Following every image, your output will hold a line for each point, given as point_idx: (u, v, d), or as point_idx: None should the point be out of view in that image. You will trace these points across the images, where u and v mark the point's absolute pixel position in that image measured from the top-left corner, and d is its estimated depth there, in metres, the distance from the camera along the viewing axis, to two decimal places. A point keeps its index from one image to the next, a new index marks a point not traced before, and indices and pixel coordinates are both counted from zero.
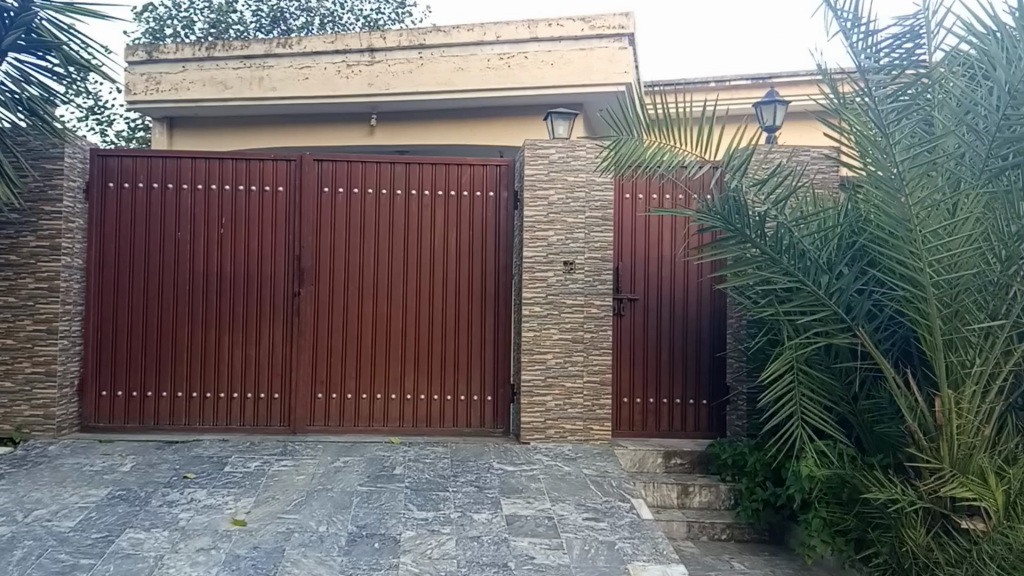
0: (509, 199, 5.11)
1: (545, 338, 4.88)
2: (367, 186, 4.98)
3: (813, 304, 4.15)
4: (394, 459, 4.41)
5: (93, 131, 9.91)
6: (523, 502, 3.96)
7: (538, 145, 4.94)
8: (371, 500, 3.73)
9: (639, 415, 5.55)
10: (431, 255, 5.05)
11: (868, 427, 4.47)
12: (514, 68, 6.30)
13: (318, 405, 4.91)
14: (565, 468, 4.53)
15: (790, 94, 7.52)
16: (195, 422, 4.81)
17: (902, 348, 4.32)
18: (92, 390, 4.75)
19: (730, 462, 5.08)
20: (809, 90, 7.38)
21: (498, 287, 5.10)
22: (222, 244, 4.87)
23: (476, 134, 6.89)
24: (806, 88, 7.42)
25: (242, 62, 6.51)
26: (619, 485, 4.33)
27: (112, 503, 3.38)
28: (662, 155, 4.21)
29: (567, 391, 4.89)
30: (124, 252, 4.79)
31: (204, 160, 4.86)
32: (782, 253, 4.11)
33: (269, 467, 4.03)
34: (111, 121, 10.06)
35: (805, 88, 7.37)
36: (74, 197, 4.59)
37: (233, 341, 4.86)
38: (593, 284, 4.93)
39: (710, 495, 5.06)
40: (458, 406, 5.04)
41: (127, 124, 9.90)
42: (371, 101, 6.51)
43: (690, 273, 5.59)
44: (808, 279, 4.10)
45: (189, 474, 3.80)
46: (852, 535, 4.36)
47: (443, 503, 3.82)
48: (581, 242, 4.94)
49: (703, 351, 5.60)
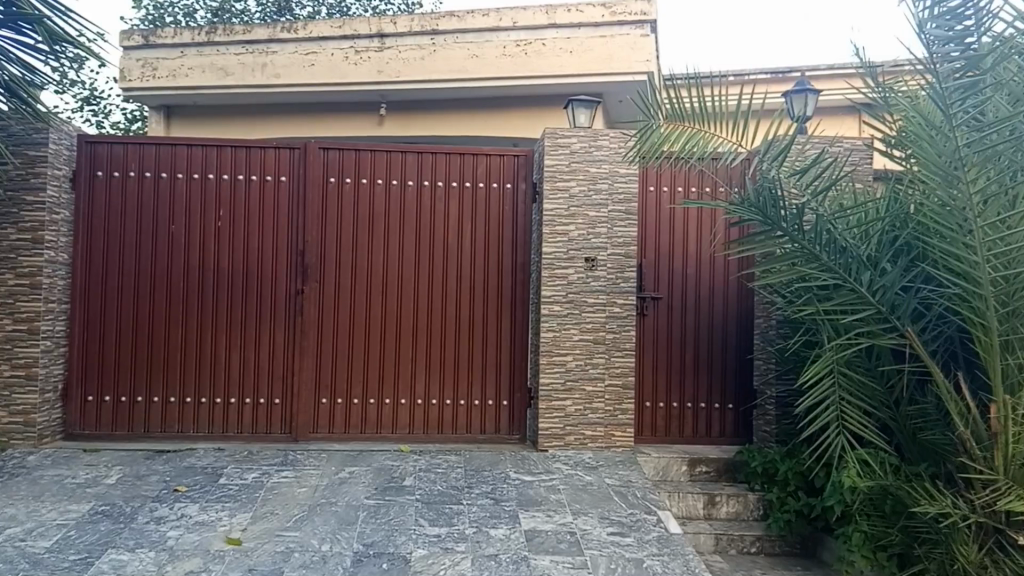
0: (528, 191, 4.80)
1: (564, 339, 4.57)
2: (375, 177, 4.68)
3: (855, 302, 3.78)
4: (404, 469, 4.11)
5: (87, 121, 9.61)
6: (543, 516, 3.65)
7: (559, 134, 4.63)
8: (379, 515, 3.42)
9: (662, 420, 5.22)
10: (444, 252, 4.74)
11: (910, 434, 4.11)
12: (531, 56, 6.00)
13: (322, 410, 4.61)
14: (586, 478, 4.21)
15: (821, 85, 7.17)
16: (188, 429, 4.52)
17: (950, 350, 3.96)
18: (77, 396, 4.47)
19: (760, 471, 4.72)
20: (842, 82, 7.02)
21: (516, 286, 4.79)
22: (220, 237, 4.58)
23: (489, 123, 6.59)
24: (839, 80, 7.06)
25: (243, 48, 6.23)
26: (644, 496, 4.01)
27: (94, 519, 3.08)
28: (696, 139, 3.89)
29: (588, 396, 4.58)
30: (113, 246, 4.50)
31: (200, 148, 4.56)
32: (822, 248, 3.75)
33: (268, 479, 3.73)
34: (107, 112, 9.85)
35: (839, 80, 7.01)
36: (59, 186, 4.32)
37: (232, 341, 4.57)
38: (616, 282, 4.62)
39: (738, 505, 4.72)
40: (472, 412, 4.74)
41: (125, 115, 9.69)
42: (379, 89, 6.22)
43: (716, 271, 5.26)
44: (849, 277, 3.74)
45: (180, 487, 3.50)
46: (895, 551, 4.01)
47: (457, 518, 3.50)
48: (603, 237, 4.63)
49: (729, 352, 5.27)
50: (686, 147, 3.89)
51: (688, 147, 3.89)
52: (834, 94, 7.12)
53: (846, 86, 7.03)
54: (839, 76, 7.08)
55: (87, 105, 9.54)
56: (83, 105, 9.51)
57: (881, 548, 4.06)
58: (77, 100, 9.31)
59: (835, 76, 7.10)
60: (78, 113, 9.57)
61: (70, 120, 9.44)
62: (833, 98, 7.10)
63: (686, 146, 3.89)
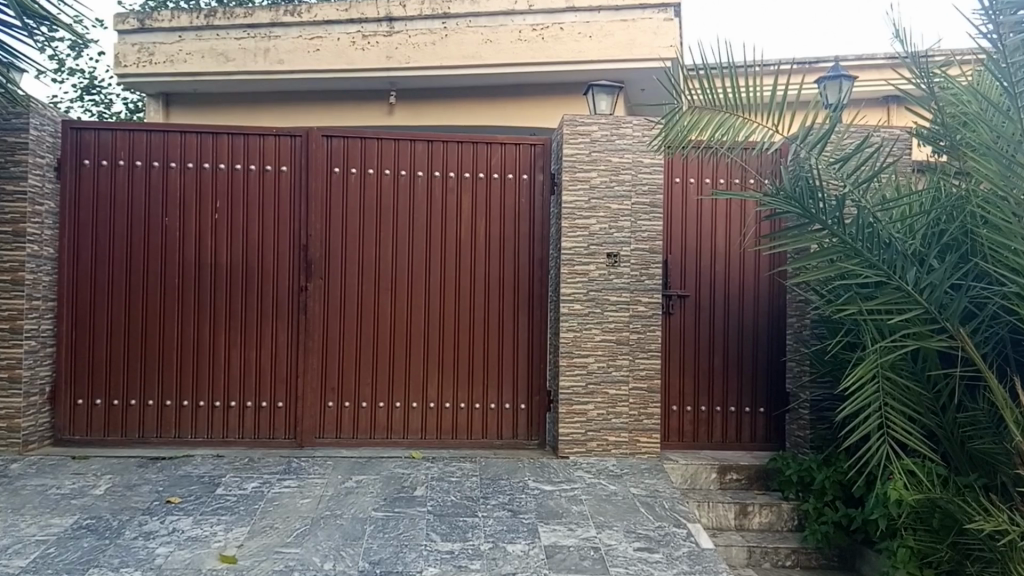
0: (546, 182, 4.52)
1: (586, 339, 4.28)
2: (383, 167, 4.43)
3: (902, 301, 3.36)
4: (415, 477, 3.84)
5: (87, 110, 9.35)
6: (564, 529, 3.36)
7: (579, 121, 4.33)
8: (388, 529, 3.15)
9: (689, 425, 4.91)
10: (457, 247, 4.47)
11: (958, 443, 3.75)
12: (548, 41, 5.74)
13: (329, 415, 4.37)
14: (610, 487, 3.92)
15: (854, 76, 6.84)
16: (186, 434, 4.29)
17: (1002, 352, 3.59)
18: (66, 399, 4.25)
19: (795, 479, 4.40)
20: (877, 73, 6.69)
21: (534, 283, 4.51)
22: (217, 230, 4.34)
23: (505, 114, 6.35)
24: (874, 71, 6.73)
25: (245, 32, 6.00)
26: (672, 507, 3.71)
27: (77, 535, 2.85)
28: (729, 123, 3.48)
29: (611, 399, 4.30)
30: (103, 240, 4.28)
31: (195, 135, 4.32)
32: (865, 242, 3.35)
33: (269, 489, 3.47)
34: (108, 103, 9.66)
35: (874, 71, 6.68)
36: (42, 175, 4.08)
37: (230, 340, 4.33)
38: (641, 278, 4.33)
39: (771, 515, 4.40)
40: (488, 416, 4.47)
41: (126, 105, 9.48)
42: (388, 76, 5.97)
43: (747, 268, 4.94)
44: (893, 274, 3.33)
45: (173, 499, 3.26)
46: (944, 569, 3.64)
47: (472, 532, 3.23)
48: (627, 231, 4.34)
49: (760, 354, 4.95)
50: (721, 132, 3.49)
51: (721, 134, 3.50)
52: (870, 86, 6.77)
53: (881, 77, 6.70)
54: (873, 66, 6.75)
55: (87, 95, 9.28)
56: (82, 94, 9.25)
57: (928, 565, 3.68)
58: (75, 87, 9.05)
59: (870, 67, 6.77)
60: (78, 102, 9.31)
61: (69, 109, 9.19)
62: (867, 91, 6.77)
63: (723, 131, 3.49)
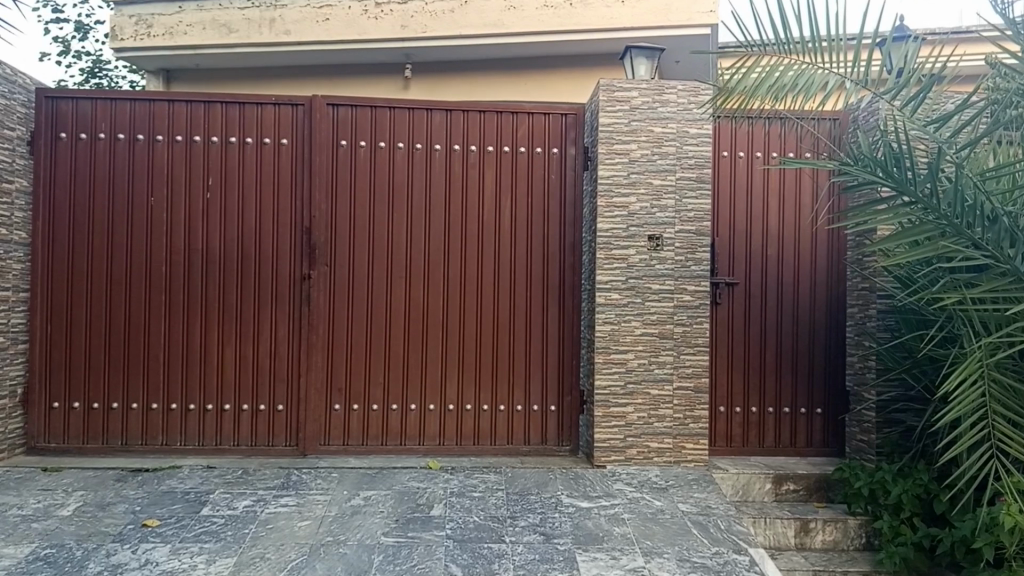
0: (578, 157, 4.00)
1: (625, 333, 3.76)
2: (395, 140, 3.95)
3: (1012, 289, 2.62)
4: (432, 493, 3.36)
5: None
6: (606, 558, 2.82)
7: (616, 86, 3.79)
8: (399, 560, 2.68)
9: (738, 428, 4.34)
10: (479, 229, 3.99)
11: None
12: (576, 6, 5.25)
13: (335, 420, 3.92)
14: (655, 503, 3.39)
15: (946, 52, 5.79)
16: (174, 442, 3.88)
17: None
18: (42, 401, 3.86)
19: (864, 493, 3.69)
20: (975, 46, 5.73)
21: (565, 270, 4.00)
22: (210, 212, 3.90)
23: (531, 88, 5.85)
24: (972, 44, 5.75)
25: (249, 2, 5.53)
26: (728, 527, 3.17)
27: (31, 570, 2.43)
28: (810, 81, 2.77)
29: (653, 401, 3.77)
30: (82, 223, 3.87)
31: (184, 104, 3.88)
32: (968, 219, 2.56)
33: (262, 510, 3.02)
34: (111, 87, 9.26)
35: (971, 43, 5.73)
36: (11, 149, 3.67)
37: (225, 333, 3.91)
38: (686, 264, 3.79)
39: (836, 532, 3.77)
40: (513, 419, 3.98)
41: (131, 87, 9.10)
42: (403, 47, 5.49)
43: (804, 253, 4.37)
44: (1002, 256, 2.56)
45: (150, 522, 2.82)
46: None
47: (498, 563, 2.72)
48: (671, 210, 3.80)
49: (818, 350, 4.37)
50: (798, 95, 2.78)
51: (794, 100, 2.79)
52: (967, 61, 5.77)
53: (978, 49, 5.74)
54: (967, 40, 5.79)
55: (93, 78, 8.82)
56: (87, 78, 8.82)
57: None
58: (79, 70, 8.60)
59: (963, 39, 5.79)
60: (82, 85, 8.88)
61: None
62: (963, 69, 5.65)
63: (801, 91, 2.77)
